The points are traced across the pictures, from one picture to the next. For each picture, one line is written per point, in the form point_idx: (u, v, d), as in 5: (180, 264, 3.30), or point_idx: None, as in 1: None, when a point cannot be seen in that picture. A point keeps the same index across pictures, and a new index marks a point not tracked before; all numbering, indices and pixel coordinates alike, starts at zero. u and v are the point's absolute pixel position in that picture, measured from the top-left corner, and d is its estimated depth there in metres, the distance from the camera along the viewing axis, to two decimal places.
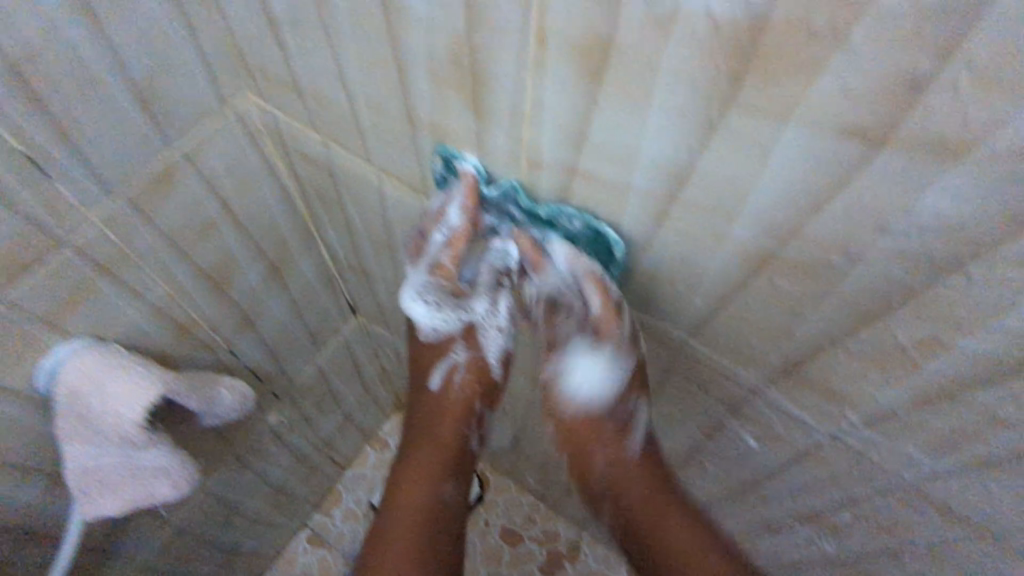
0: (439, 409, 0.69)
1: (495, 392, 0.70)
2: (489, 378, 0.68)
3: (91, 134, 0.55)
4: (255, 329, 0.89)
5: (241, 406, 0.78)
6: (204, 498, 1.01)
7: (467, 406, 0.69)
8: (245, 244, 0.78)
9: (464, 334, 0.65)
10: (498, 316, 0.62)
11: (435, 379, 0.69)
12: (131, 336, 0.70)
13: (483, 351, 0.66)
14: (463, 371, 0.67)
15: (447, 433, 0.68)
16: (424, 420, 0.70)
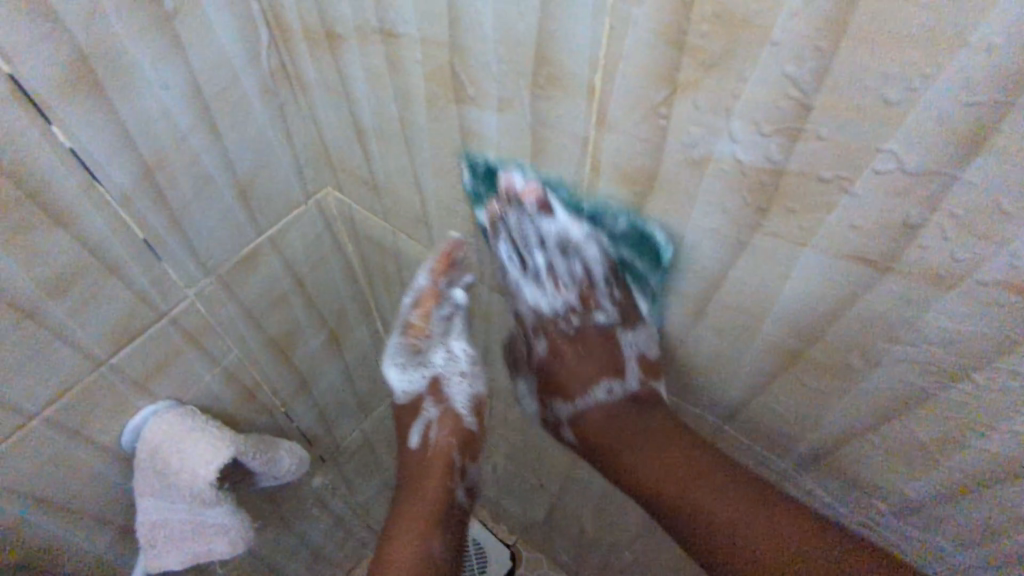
0: (418, 468, 0.70)
1: (472, 443, 0.71)
2: (463, 429, 0.71)
3: (198, 222, 0.64)
4: (311, 395, 0.95)
5: (296, 468, 0.83)
6: (247, 558, 1.05)
7: (445, 460, 0.69)
8: (311, 317, 0.85)
9: (431, 390, 0.71)
10: (458, 361, 0.71)
11: (415, 438, 0.72)
12: (207, 399, 0.77)
13: (450, 402, 0.71)
14: (438, 426, 0.71)
15: (433, 491, 0.67)
16: (409, 479, 0.70)
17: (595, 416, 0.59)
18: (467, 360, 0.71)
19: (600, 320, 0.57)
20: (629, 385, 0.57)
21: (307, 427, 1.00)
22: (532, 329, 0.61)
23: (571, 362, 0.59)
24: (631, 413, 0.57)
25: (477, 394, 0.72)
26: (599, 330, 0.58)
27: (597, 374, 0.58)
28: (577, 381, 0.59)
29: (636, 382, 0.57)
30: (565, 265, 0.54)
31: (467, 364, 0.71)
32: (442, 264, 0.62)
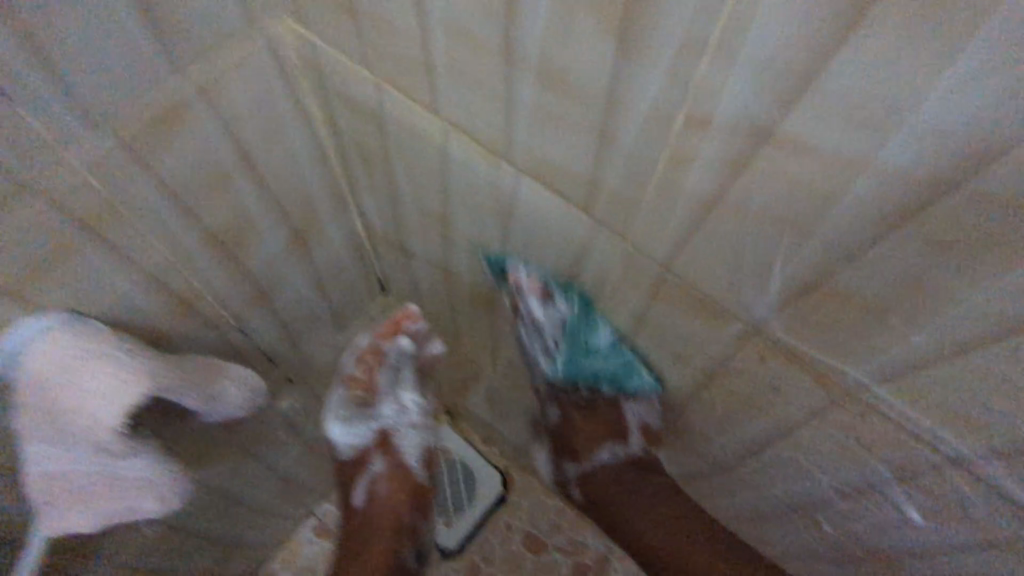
0: (370, 522, 0.78)
1: (419, 494, 0.81)
2: (412, 482, 0.80)
3: (74, 48, 0.41)
4: (272, 305, 0.75)
5: (250, 403, 0.64)
6: (203, 492, 0.89)
7: (396, 513, 0.78)
8: (266, 205, 0.64)
9: (378, 445, 0.79)
10: (406, 413, 0.79)
11: (360, 496, 0.79)
12: (126, 315, 0.57)
13: (400, 455, 0.79)
14: (385, 480, 0.79)
15: (380, 551, 0.75)
16: (358, 536, 0.77)
17: (599, 472, 0.68)
18: (415, 411, 0.80)
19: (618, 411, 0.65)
20: (631, 448, 0.66)
21: (270, 346, 0.81)
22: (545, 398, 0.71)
23: (583, 434, 0.67)
24: (632, 479, 0.66)
25: (426, 445, 0.82)
26: (604, 401, 0.65)
27: (601, 441, 0.67)
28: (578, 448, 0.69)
29: (640, 446, 0.66)
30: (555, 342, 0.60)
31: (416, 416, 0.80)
32: (391, 330, 0.75)
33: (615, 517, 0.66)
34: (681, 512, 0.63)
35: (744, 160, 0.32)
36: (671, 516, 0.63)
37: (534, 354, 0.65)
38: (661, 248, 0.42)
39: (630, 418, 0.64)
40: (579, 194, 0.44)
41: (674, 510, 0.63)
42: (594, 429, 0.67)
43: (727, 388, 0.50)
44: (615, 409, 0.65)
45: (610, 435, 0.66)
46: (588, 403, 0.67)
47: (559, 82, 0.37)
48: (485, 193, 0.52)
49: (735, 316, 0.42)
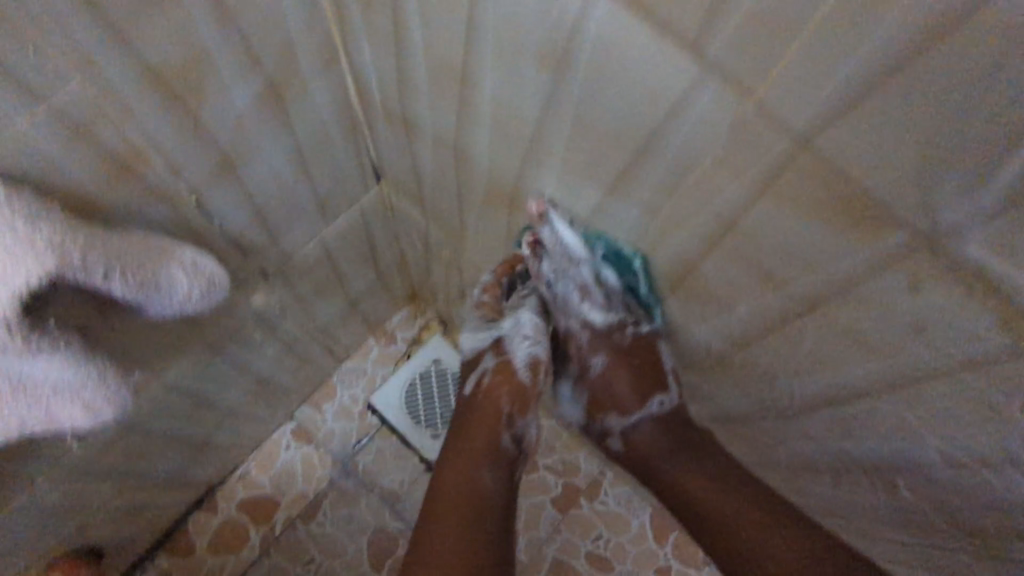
0: (469, 410, 0.61)
1: (524, 399, 0.59)
2: (520, 383, 0.59)
3: None
4: (239, 180, 0.61)
5: (206, 297, 0.50)
6: (160, 391, 0.77)
7: (497, 403, 0.59)
8: (229, 41, 0.48)
9: (493, 346, 0.61)
10: (523, 325, 0.59)
11: (467, 386, 0.63)
12: (34, 165, 0.43)
13: (510, 355, 0.59)
14: (491, 374, 0.61)
15: (479, 441, 0.58)
16: (458, 423, 0.61)
17: (645, 427, 0.61)
18: (533, 326, 0.59)
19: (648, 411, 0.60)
20: (671, 397, 0.60)
21: (239, 230, 0.67)
22: (583, 351, 0.59)
23: (618, 387, 0.59)
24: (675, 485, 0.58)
25: (537, 355, 0.59)
26: (647, 344, 0.58)
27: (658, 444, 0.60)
28: (614, 402, 0.60)
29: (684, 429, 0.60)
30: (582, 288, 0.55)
31: (528, 328, 0.59)
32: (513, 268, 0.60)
33: (658, 482, 0.59)
34: (760, 512, 0.52)
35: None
36: (753, 515, 0.52)
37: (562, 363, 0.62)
38: (806, 112, 0.28)
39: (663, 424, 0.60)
40: (686, 23, 0.29)
41: (753, 509, 0.53)
42: (597, 389, 0.61)
43: (837, 323, 0.38)
44: (661, 418, 0.60)
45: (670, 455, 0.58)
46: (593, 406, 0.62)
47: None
48: (534, 30, 0.37)
49: (896, 222, 0.29)
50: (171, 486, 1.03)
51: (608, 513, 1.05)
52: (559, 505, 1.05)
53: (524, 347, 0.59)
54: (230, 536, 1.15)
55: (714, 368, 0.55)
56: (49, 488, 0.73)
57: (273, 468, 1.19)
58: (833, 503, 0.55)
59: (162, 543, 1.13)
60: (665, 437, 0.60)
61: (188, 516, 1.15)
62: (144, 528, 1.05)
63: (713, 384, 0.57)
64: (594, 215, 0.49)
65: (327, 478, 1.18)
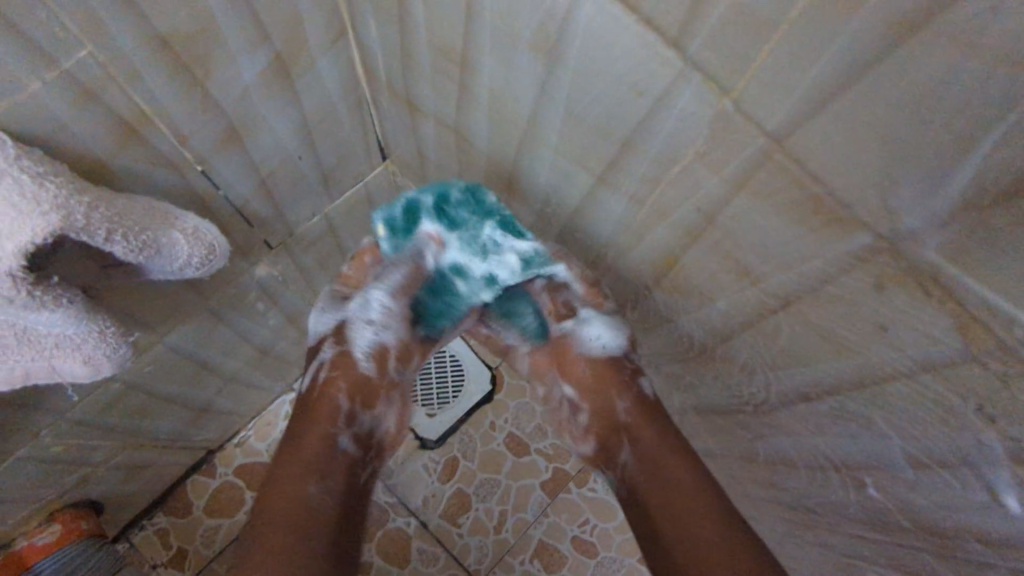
0: (303, 409, 0.59)
1: (367, 387, 0.61)
2: (361, 374, 0.61)
3: None
4: (245, 151, 0.62)
5: (207, 263, 0.51)
6: (163, 353, 0.79)
7: (331, 402, 0.59)
8: (239, 13, 0.49)
9: (335, 333, 0.64)
10: (370, 309, 0.63)
11: (305, 384, 0.62)
12: (44, 126, 0.44)
13: (349, 343, 0.62)
14: (330, 367, 0.61)
15: (309, 439, 0.56)
16: (289, 428, 0.59)
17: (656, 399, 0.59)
18: (382, 311, 0.63)
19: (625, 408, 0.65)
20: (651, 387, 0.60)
21: (244, 201, 0.68)
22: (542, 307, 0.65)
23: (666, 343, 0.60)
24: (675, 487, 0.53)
25: (383, 343, 0.63)
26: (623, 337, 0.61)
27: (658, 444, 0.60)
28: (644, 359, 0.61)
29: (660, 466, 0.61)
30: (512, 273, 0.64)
31: (378, 315, 0.63)
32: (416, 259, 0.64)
33: (676, 444, 0.54)
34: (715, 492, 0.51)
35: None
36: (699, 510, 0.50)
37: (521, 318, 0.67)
38: (780, 112, 0.29)
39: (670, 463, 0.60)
40: (669, 20, 0.30)
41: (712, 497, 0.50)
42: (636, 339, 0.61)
43: (808, 321, 0.39)
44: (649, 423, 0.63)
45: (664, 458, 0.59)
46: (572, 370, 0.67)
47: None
48: (528, 19, 0.37)
49: (860, 223, 0.30)
50: (172, 447, 1.06)
51: (594, 499, 1.07)
52: (547, 488, 1.07)
53: (365, 323, 0.63)
54: (227, 499, 1.18)
55: (695, 359, 0.56)
56: (54, 440, 0.76)
57: (271, 436, 1.21)
58: (804, 498, 0.56)
59: (161, 502, 1.16)
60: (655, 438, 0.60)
61: (187, 477, 1.18)
62: (144, 486, 1.08)
63: (695, 374, 0.59)
64: (585, 203, 0.50)
65: None
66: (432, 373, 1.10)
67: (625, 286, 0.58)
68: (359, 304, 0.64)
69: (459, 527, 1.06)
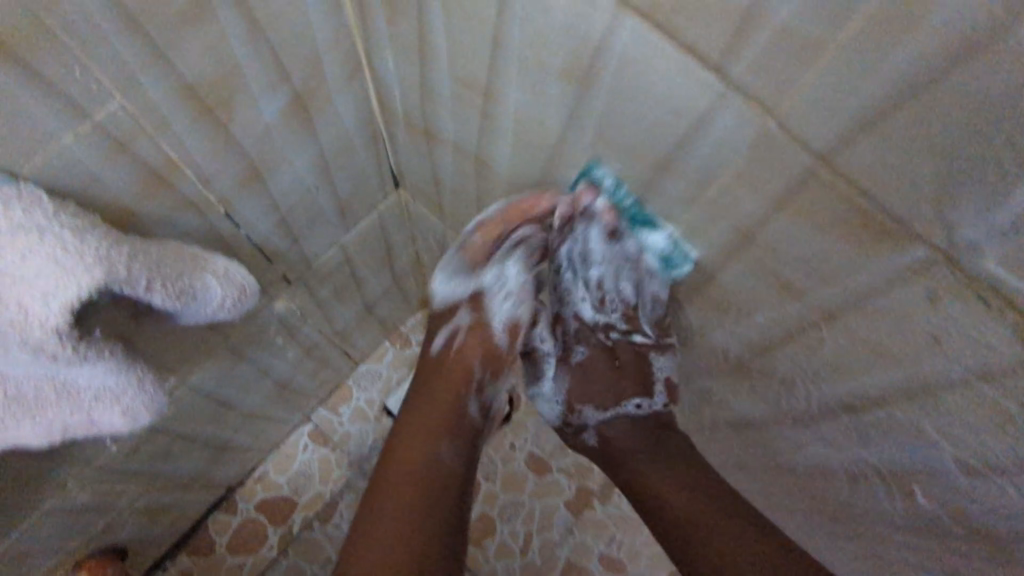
0: (436, 369, 0.64)
1: (496, 359, 0.65)
2: (492, 345, 0.65)
3: None
4: (265, 189, 0.62)
5: (237, 306, 0.51)
6: (185, 394, 0.79)
7: (463, 370, 0.64)
8: (261, 57, 0.50)
9: (462, 301, 0.65)
10: (505, 279, 0.63)
11: (438, 342, 0.66)
12: (74, 177, 0.44)
13: (488, 313, 0.64)
14: (466, 333, 0.65)
15: (443, 400, 0.62)
16: (419, 389, 0.64)
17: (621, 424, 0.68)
18: (521, 283, 0.63)
19: (637, 338, 0.64)
20: (654, 403, 0.68)
21: (264, 238, 0.68)
22: (569, 337, 0.67)
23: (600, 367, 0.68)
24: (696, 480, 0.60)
25: (519, 317, 0.65)
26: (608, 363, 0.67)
27: (626, 390, 0.68)
28: (596, 398, 0.69)
29: (661, 402, 0.68)
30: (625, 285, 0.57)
31: (519, 287, 0.63)
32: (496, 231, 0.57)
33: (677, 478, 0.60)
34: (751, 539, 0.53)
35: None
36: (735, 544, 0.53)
37: (573, 285, 0.62)
38: (827, 130, 0.29)
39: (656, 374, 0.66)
40: (707, 44, 0.30)
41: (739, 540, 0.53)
42: (576, 378, 0.69)
43: (853, 333, 0.39)
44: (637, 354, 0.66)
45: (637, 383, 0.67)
46: (626, 314, 0.62)
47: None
48: (559, 48, 0.38)
49: (914, 236, 0.29)
50: (194, 487, 1.05)
51: (621, 515, 1.06)
52: (573, 507, 1.06)
53: (501, 292, 0.64)
54: (250, 536, 1.16)
55: (729, 371, 0.56)
56: (80, 489, 0.75)
57: (291, 469, 1.20)
58: (847, 507, 0.56)
59: (184, 543, 1.15)
60: (614, 380, 0.68)
61: (209, 516, 1.16)
62: (166, 528, 1.07)
63: (728, 388, 0.59)
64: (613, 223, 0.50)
65: (344, 479, 1.20)
66: None
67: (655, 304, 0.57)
68: (491, 278, 0.63)
69: (486, 552, 1.05)
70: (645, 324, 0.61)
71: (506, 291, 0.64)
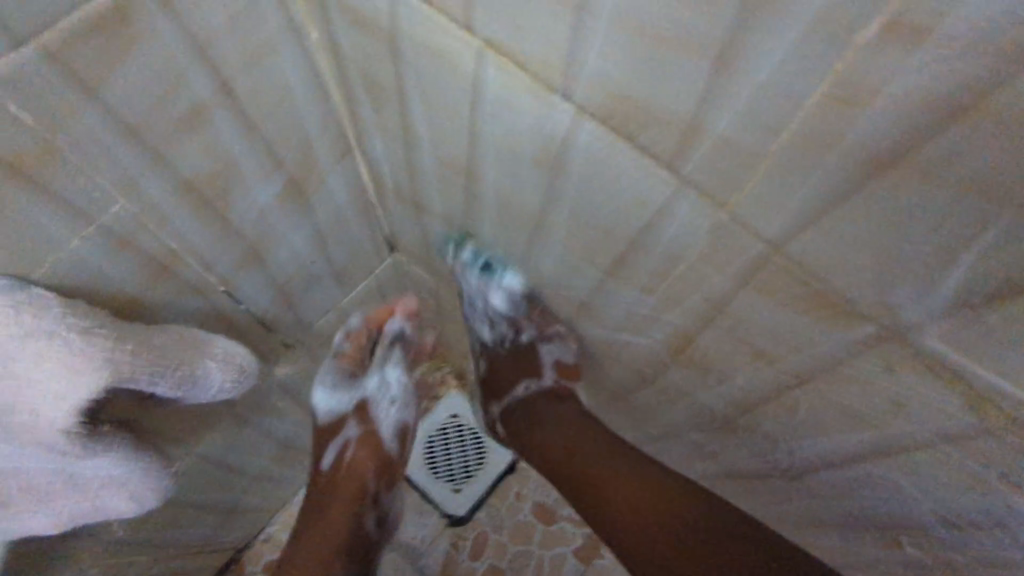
0: (331, 487, 0.75)
1: (386, 467, 0.77)
2: (382, 454, 0.77)
3: None
4: (263, 266, 0.65)
5: (238, 383, 0.53)
6: (192, 464, 0.80)
7: (358, 481, 0.75)
8: (256, 151, 0.53)
9: (357, 412, 0.76)
10: (391, 387, 0.76)
11: (327, 459, 0.75)
12: (80, 276, 0.46)
13: (377, 421, 0.76)
14: (355, 446, 0.75)
15: (338, 521, 0.73)
16: (313, 509, 0.74)
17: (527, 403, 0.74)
18: (401, 388, 0.77)
19: (526, 337, 0.71)
20: (544, 381, 0.73)
21: (264, 312, 0.70)
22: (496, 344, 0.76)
23: (504, 363, 0.76)
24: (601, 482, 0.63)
25: (407, 421, 0.80)
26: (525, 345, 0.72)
27: (516, 376, 0.75)
28: (512, 373, 0.76)
29: (552, 379, 0.72)
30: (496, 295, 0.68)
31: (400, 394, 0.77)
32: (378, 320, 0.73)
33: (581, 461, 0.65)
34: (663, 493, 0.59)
35: (974, 93, 0.20)
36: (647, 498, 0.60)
37: (468, 291, 0.71)
38: (777, 223, 0.31)
39: (544, 356, 0.70)
40: (663, 147, 0.32)
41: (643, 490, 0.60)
42: (502, 370, 0.76)
43: (828, 397, 0.40)
44: (531, 349, 0.72)
45: (528, 370, 0.73)
46: (511, 319, 0.71)
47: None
48: (531, 143, 0.40)
49: (867, 316, 0.31)
50: (203, 552, 1.05)
51: None
52: (581, 555, 1.06)
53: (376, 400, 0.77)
54: None
55: (720, 428, 0.57)
56: (91, 565, 0.76)
57: None
58: (843, 557, 0.56)
59: None
60: (512, 364, 0.75)
61: None
62: None
63: (718, 443, 0.60)
64: (593, 292, 0.53)
65: None
66: (454, 450, 1.10)
67: (640, 364, 0.58)
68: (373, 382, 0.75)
69: None
70: (527, 324, 0.69)
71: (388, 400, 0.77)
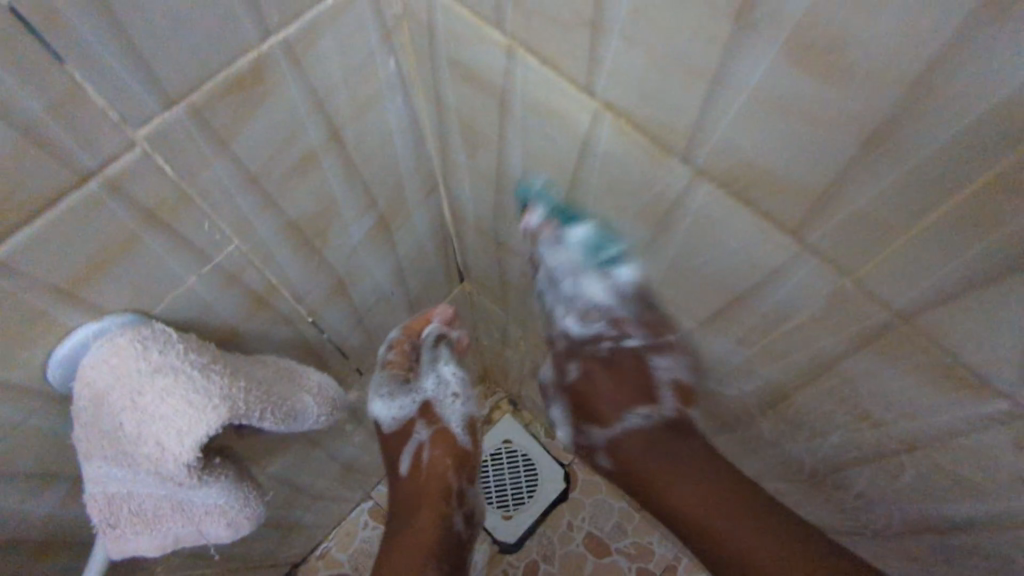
0: (417, 491, 0.76)
1: (463, 461, 0.78)
2: (457, 447, 0.78)
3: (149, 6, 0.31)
4: (349, 299, 0.66)
5: (329, 417, 0.55)
6: (262, 483, 0.81)
7: (442, 480, 0.76)
8: (354, 191, 0.54)
9: (423, 413, 0.77)
10: (449, 382, 0.78)
11: (405, 463, 0.77)
12: (193, 309, 0.48)
13: (445, 420, 0.78)
14: (430, 447, 0.77)
15: (426, 520, 0.74)
16: (403, 509, 0.75)
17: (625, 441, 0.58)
18: (458, 381, 0.78)
19: (632, 342, 0.56)
20: (664, 409, 0.58)
21: (345, 342, 0.72)
22: (559, 355, 0.61)
23: (603, 387, 0.58)
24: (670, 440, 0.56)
25: (473, 413, 0.81)
26: (633, 356, 0.57)
27: (625, 403, 0.58)
28: (597, 399, 0.59)
29: (672, 407, 0.57)
30: (594, 316, 0.56)
31: (458, 386, 0.79)
32: (421, 322, 0.74)
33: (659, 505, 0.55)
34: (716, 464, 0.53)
35: None
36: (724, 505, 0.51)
37: (549, 258, 0.53)
38: (906, 294, 0.31)
39: (659, 374, 0.57)
40: (787, 214, 0.32)
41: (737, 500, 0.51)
42: (586, 377, 0.60)
43: (937, 465, 0.39)
44: (636, 354, 0.57)
45: (636, 394, 0.57)
46: (611, 318, 0.55)
47: (823, 46, 0.24)
48: (639, 197, 0.41)
49: (997, 392, 0.31)
50: (262, 568, 1.06)
51: None
52: None
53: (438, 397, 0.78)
54: None
55: (806, 481, 0.55)
56: None
57: (352, 546, 1.20)
58: None
59: None
60: (619, 385, 0.58)
61: None
62: None
63: (801, 495, 0.58)
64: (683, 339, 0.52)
65: None
66: (506, 475, 1.09)
67: (723, 412, 0.58)
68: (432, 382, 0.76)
69: None
70: (633, 326, 0.54)
71: (445, 396, 0.78)
